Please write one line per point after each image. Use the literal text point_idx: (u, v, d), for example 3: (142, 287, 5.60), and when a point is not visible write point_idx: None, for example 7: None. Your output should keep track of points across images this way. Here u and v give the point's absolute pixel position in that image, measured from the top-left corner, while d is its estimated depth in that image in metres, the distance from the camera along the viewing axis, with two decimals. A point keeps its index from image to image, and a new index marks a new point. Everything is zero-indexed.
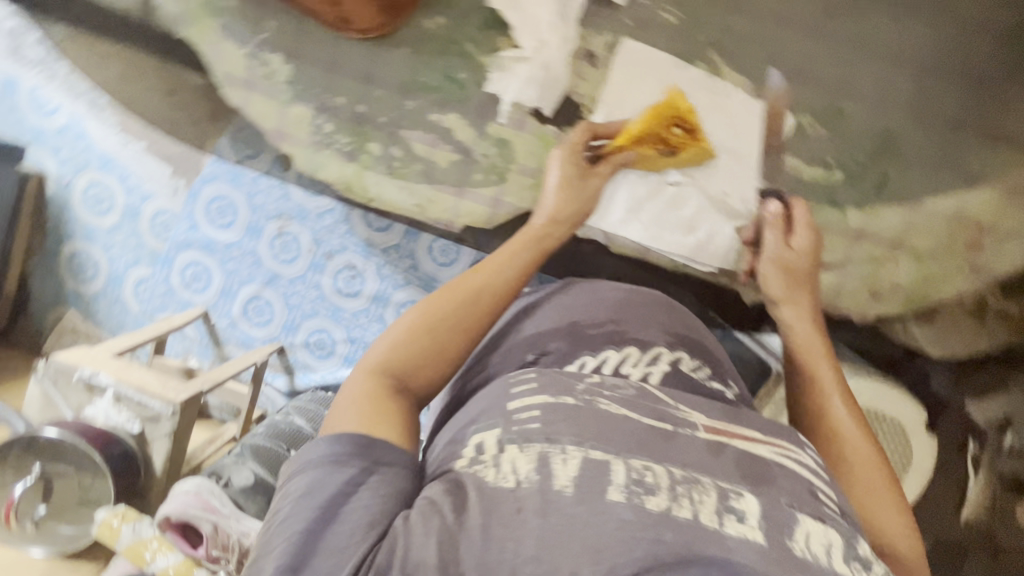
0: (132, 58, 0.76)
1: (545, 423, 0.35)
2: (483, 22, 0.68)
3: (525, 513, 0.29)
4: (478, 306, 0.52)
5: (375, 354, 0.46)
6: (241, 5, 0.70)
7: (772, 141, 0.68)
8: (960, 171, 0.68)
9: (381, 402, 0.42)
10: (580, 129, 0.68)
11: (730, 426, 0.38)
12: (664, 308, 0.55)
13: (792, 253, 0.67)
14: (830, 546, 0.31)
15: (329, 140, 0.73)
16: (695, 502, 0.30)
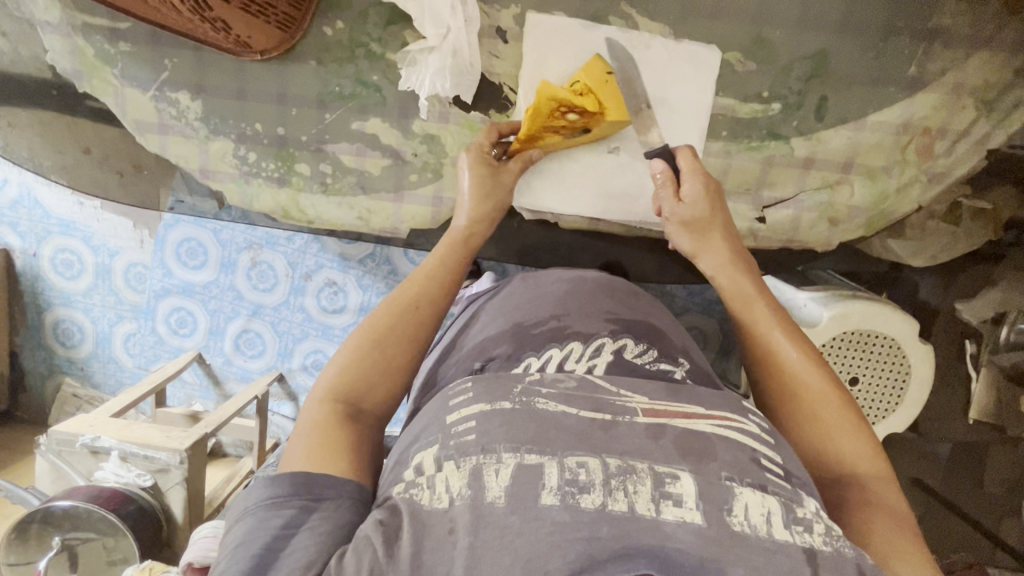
0: (35, 122, 0.72)
1: (480, 434, 0.42)
2: (383, 18, 0.65)
3: (457, 533, 0.36)
4: (421, 318, 0.59)
5: (327, 382, 0.54)
6: (132, 48, 0.68)
7: (705, 83, 0.66)
8: (900, 78, 0.65)
9: (330, 430, 0.50)
10: (486, 132, 0.66)
11: (673, 405, 0.46)
12: (609, 297, 0.65)
13: (684, 209, 0.64)
14: (769, 515, 0.37)
15: (257, 170, 0.71)
16: (629, 493, 0.37)
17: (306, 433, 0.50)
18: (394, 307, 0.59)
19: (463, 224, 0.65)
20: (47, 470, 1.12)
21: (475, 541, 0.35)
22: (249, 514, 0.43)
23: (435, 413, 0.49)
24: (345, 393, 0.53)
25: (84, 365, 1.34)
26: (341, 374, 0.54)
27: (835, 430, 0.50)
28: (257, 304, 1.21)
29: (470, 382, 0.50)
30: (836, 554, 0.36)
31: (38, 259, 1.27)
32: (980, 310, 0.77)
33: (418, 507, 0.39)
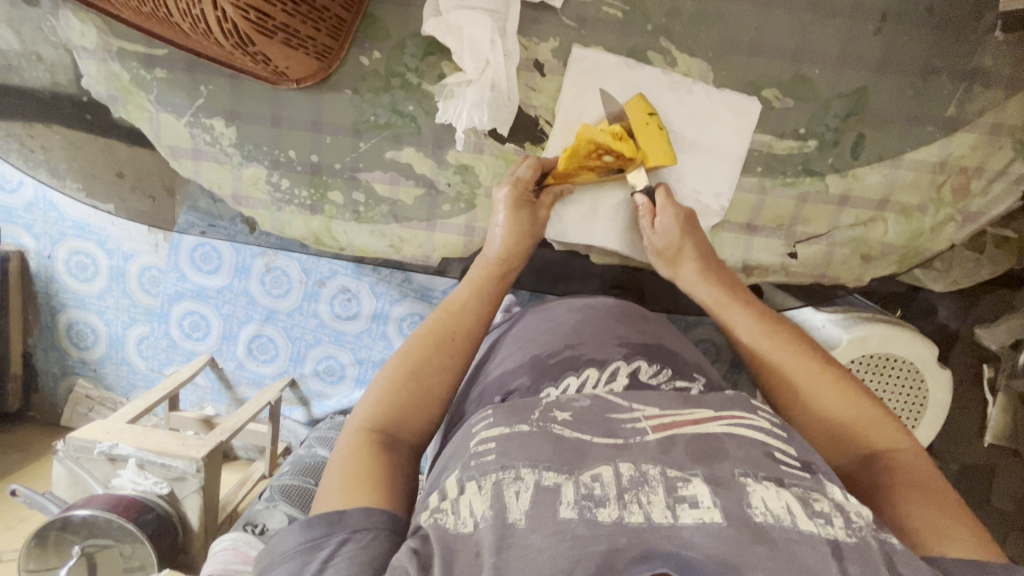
0: (68, 145, 0.72)
1: (499, 454, 0.42)
2: (421, 49, 0.65)
3: (483, 554, 0.36)
4: (457, 350, 0.58)
5: (364, 412, 0.52)
6: (168, 74, 0.67)
7: (746, 128, 0.66)
8: (939, 117, 0.65)
9: (369, 460, 0.47)
10: (527, 163, 0.66)
11: (680, 415, 0.46)
12: (619, 322, 0.66)
13: (657, 237, 0.66)
14: (787, 506, 0.38)
15: (290, 197, 0.71)
16: (644, 504, 0.38)
17: (343, 469, 0.46)
18: (434, 340, 0.57)
19: (494, 256, 0.65)
20: (64, 475, 1.13)
21: (499, 561, 0.35)
22: (289, 560, 0.41)
23: (460, 441, 0.49)
24: (381, 423, 0.51)
25: (97, 367, 1.34)
26: (380, 403, 0.52)
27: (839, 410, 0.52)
28: (270, 309, 1.21)
29: (492, 409, 0.50)
30: (861, 544, 0.36)
31: (53, 261, 1.27)
32: (999, 334, 0.88)
33: (443, 531, 0.39)
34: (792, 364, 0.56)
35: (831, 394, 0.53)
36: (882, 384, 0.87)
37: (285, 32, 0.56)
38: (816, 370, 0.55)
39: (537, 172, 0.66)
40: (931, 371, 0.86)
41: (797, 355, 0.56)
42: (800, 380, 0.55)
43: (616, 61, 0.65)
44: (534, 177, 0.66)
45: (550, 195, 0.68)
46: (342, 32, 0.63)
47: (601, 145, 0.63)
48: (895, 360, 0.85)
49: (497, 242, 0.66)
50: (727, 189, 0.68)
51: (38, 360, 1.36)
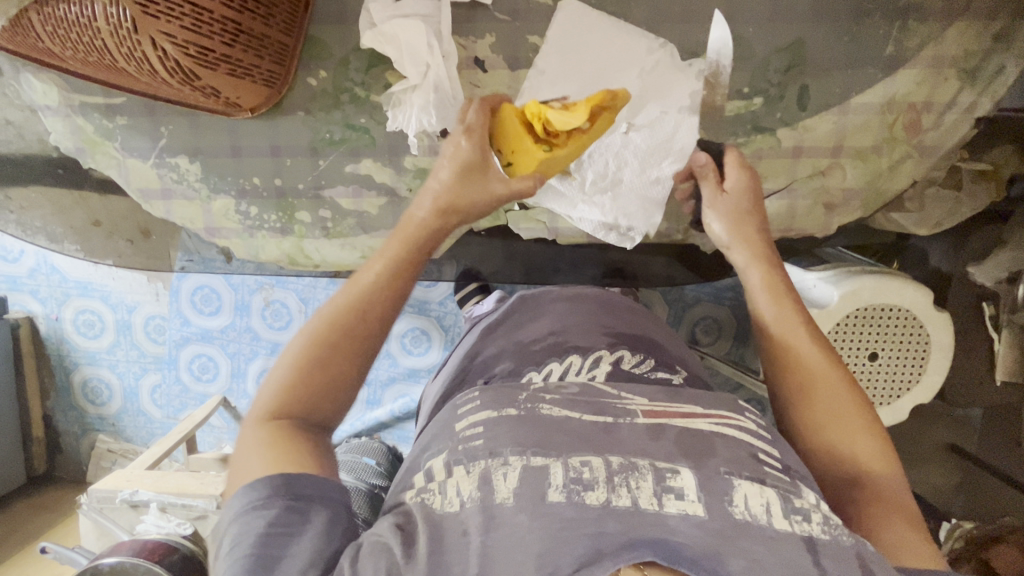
0: (49, 202, 0.76)
1: (487, 439, 0.44)
2: (364, 63, 0.67)
3: (470, 533, 0.36)
4: (358, 326, 0.53)
5: (265, 401, 0.50)
6: (129, 120, 0.70)
7: (676, 75, 0.67)
8: (878, 57, 0.65)
9: (273, 449, 0.47)
10: (475, 107, 0.64)
11: (671, 408, 0.49)
12: (604, 312, 0.67)
13: (728, 199, 0.67)
14: (766, 506, 0.38)
15: (259, 222, 0.73)
16: (632, 488, 0.38)
17: (257, 450, 0.47)
18: (361, 316, 0.53)
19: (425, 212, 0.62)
20: (91, 528, 1.15)
21: (487, 540, 0.35)
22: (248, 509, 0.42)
23: (445, 423, 0.51)
24: (286, 409, 0.50)
25: (116, 421, 1.37)
26: (286, 389, 0.50)
27: (849, 426, 0.53)
28: (274, 342, 1.24)
29: (477, 392, 0.52)
30: (834, 540, 0.36)
31: (62, 322, 1.31)
32: (992, 270, 0.90)
33: (429, 511, 0.40)
34: (820, 376, 0.56)
35: (844, 413, 0.53)
36: (881, 335, 0.88)
37: (228, 63, 0.59)
38: (841, 387, 0.55)
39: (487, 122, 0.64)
40: (929, 316, 0.86)
41: (829, 369, 0.56)
42: (824, 391, 0.55)
43: (557, 31, 0.66)
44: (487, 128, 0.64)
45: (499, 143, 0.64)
46: (286, 58, 0.65)
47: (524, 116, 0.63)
48: (891, 310, 0.86)
49: (430, 200, 0.63)
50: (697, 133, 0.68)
51: (59, 420, 1.39)
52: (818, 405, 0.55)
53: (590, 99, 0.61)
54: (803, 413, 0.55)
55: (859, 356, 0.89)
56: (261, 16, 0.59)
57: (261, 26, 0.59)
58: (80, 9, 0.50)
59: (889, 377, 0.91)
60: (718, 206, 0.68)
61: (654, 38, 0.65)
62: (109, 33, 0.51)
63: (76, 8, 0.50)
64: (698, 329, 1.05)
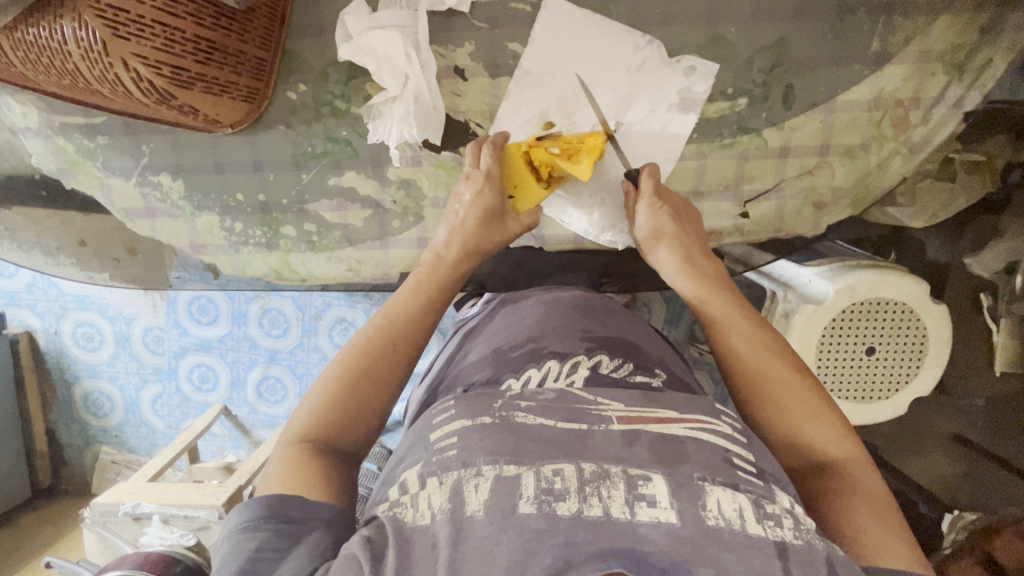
0: (36, 223, 0.76)
1: (461, 449, 0.44)
2: (343, 75, 0.66)
3: (439, 547, 0.36)
4: (397, 357, 0.58)
5: (295, 425, 0.52)
6: (111, 139, 0.70)
7: (664, 74, 0.66)
8: (863, 54, 0.64)
9: (301, 468, 0.48)
10: (488, 154, 0.63)
11: (647, 413, 0.49)
12: (584, 315, 0.67)
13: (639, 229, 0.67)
14: (739, 509, 0.38)
15: (245, 237, 0.73)
16: (604, 498, 0.38)
17: (283, 470, 0.48)
18: (396, 348, 0.58)
19: (451, 252, 0.64)
20: (95, 541, 1.15)
21: (455, 554, 0.35)
22: (241, 531, 0.43)
23: (420, 432, 0.51)
24: (312, 433, 0.52)
25: (117, 432, 1.37)
26: (318, 416, 0.53)
27: (804, 415, 0.52)
28: (272, 350, 1.24)
29: (453, 400, 0.52)
30: (807, 545, 0.36)
31: (59, 336, 1.31)
32: (989, 261, 0.89)
33: (400, 524, 0.39)
34: (769, 369, 0.55)
35: (797, 403, 0.53)
36: (878, 330, 0.87)
37: (204, 81, 0.58)
38: (791, 377, 0.55)
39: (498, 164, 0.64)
40: (926, 310, 0.86)
41: (773, 359, 0.56)
42: (776, 383, 0.54)
43: (541, 31, 0.65)
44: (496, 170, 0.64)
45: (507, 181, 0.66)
46: (264, 72, 0.64)
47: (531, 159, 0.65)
48: (887, 304, 0.85)
49: (456, 239, 0.65)
50: (684, 136, 0.68)
51: (61, 434, 1.40)
52: (771, 398, 0.54)
53: (590, 147, 0.64)
54: (756, 408, 0.55)
55: (856, 352, 0.88)
56: (236, 33, 0.58)
57: (236, 42, 0.59)
58: (49, 33, 0.50)
59: (888, 371, 0.90)
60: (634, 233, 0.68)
61: (641, 35, 0.65)
62: (80, 56, 0.51)
63: (44, 31, 0.50)
64: (697, 328, 1.06)
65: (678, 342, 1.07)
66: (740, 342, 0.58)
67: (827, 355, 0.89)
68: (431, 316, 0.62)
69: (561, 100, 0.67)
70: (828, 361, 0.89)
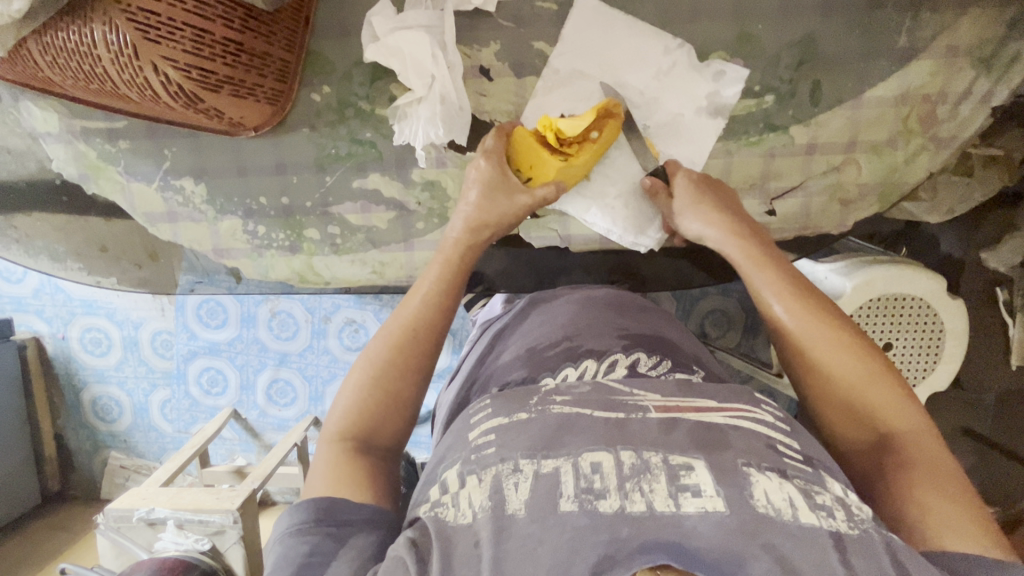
0: (55, 228, 0.75)
1: (499, 446, 0.44)
2: (368, 76, 0.66)
3: (481, 545, 0.37)
4: (422, 349, 0.58)
5: (334, 424, 0.52)
6: (132, 143, 0.69)
7: (694, 74, 0.66)
8: (891, 49, 0.64)
9: (344, 468, 0.48)
10: (492, 133, 0.65)
11: (684, 402, 0.48)
12: (617, 313, 0.66)
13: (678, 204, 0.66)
14: (789, 499, 0.38)
15: (268, 241, 0.72)
16: (646, 492, 0.38)
17: (327, 470, 0.48)
18: (418, 339, 0.58)
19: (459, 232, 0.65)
20: (109, 547, 1.14)
21: (498, 552, 0.36)
22: (288, 537, 0.43)
23: (458, 434, 0.50)
24: (353, 430, 0.52)
25: (128, 436, 1.37)
26: (353, 416, 0.53)
27: (867, 391, 0.50)
28: (282, 353, 1.24)
29: (488, 400, 0.52)
30: (863, 535, 0.37)
31: (68, 340, 1.30)
32: (1006, 256, 0.89)
33: (441, 523, 0.39)
34: (824, 344, 0.53)
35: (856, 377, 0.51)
36: (896, 326, 0.87)
37: (232, 84, 0.58)
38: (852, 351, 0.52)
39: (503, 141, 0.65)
40: (943, 305, 0.85)
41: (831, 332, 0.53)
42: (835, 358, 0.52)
43: (570, 31, 0.65)
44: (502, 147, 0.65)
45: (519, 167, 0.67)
46: (288, 74, 0.64)
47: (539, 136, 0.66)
48: (905, 299, 0.85)
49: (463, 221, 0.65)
50: (711, 137, 0.67)
51: (71, 439, 1.39)
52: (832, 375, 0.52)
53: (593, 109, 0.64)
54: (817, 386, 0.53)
55: (873, 346, 0.88)
56: (263, 35, 0.58)
57: (263, 45, 0.58)
58: (79, 36, 0.49)
59: (905, 367, 0.90)
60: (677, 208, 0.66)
61: (670, 36, 0.64)
62: (110, 59, 0.50)
63: (76, 35, 0.49)
64: (709, 325, 1.05)
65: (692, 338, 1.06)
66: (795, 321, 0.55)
67: None
68: (453, 308, 0.61)
69: (587, 102, 0.67)
70: None
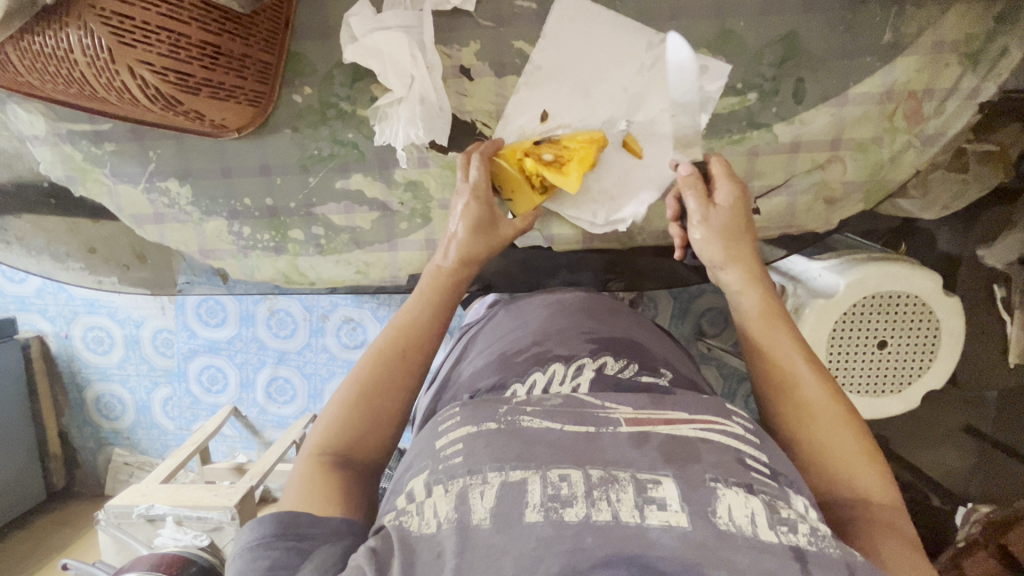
0: (45, 230, 0.76)
1: (467, 456, 0.44)
2: (349, 77, 0.66)
3: (444, 555, 0.36)
4: (408, 366, 0.58)
5: (315, 437, 0.53)
6: (118, 146, 0.70)
7: (678, 70, 0.65)
8: (876, 45, 0.63)
9: (321, 482, 0.49)
10: (476, 165, 0.64)
11: (655, 414, 0.49)
12: (589, 317, 0.67)
13: (721, 211, 0.64)
14: (752, 514, 0.38)
15: (253, 242, 0.73)
16: (612, 501, 0.38)
17: (302, 483, 0.49)
18: (404, 355, 0.58)
19: (450, 263, 0.66)
20: (110, 542, 1.15)
21: (461, 563, 0.35)
22: (253, 548, 0.42)
23: (427, 440, 0.51)
24: (332, 444, 0.52)
25: (129, 435, 1.39)
26: (336, 430, 0.53)
27: (836, 433, 0.51)
28: (280, 351, 1.25)
29: (458, 409, 0.52)
30: (822, 551, 0.36)
31: (70, 340, 1.32)
32: (1004, 253, 0.87)
33: (406, 533, 0.39)
34: (808, 383, 0.54)
35: (831, 419, 0.51)
36: (890, 324, 0.86)
37: (210, 86, 0.58)
38: (833, 398, 0.53)
39: (487, 175, 0.65)
40: (938, 302, 0.85)
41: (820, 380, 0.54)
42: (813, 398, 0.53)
43: (552, 27, 0.64)
44: (486, 182, 0.65)
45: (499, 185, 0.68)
46: (269, 76, 0.64)
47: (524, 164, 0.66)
48: (899, 297, 0.84)
49: (453, 251, 0.66)
50: (695, 134, 0.67)
51: (73, 437, 1.41)
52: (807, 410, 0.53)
53: (582, 155, 0.65)
54: (792, 420, 0.53)
55: (868, 344, 0.87)
56: (240, 37, 0.58)
57: (241, 47, 0.59)
58: (56, 41, 0.50)
59: (900, 365, 0.89)
60: (709, 220, 0.64)
61: (654, 32, 0.64)
62: (87, 63, 0.51)
63: (52, 40, 0.50)
64: (704, 321, 1.06)
65: (685, 337, 1.06)
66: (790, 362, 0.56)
67: (838, 350, 0.87)
68: (443, 326, 0.62)
69: (571, 100, 0.67)
70: (840, 356, 0.88)
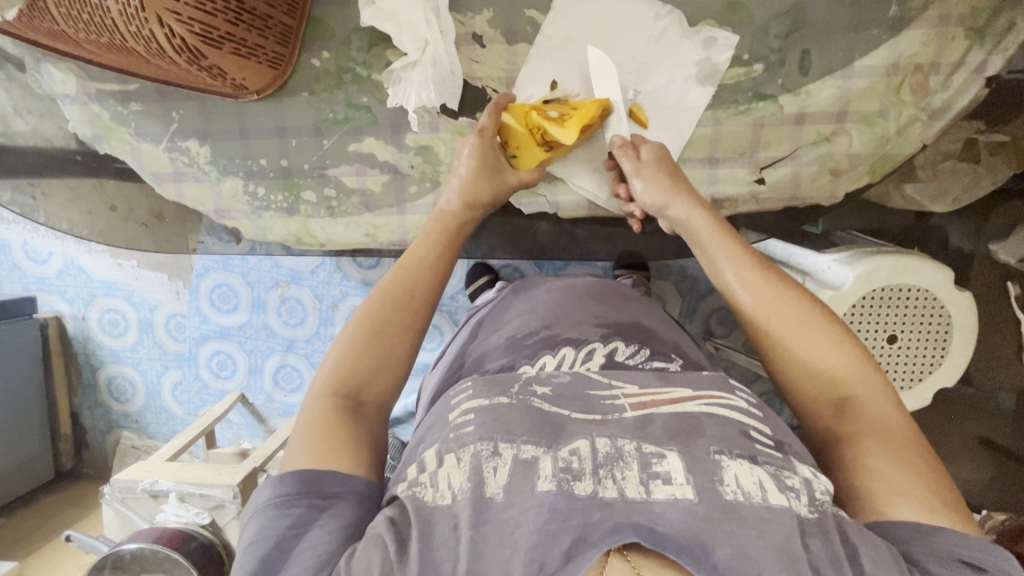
0: (70, 190, 0.78)
1: (477, 426, 0.43)
2: (365, 42, 0.69)
3: (460, 528, 0.37)
4: (417, 307, 0.59)
5: (324, 376, 0.54)
6: (143, 106, 0.73)
7: (684, 43, 0.67)
8: (881, 18, 0.64)
9: (333, 423, 0.50)
10: (488, 111, 0.67)
11: (658, 394, 0.48)
12: (598, 303, 0.67)
13: (645, 165, 0.65)
14: (759, 482, 0.39)
15: (267, 203, 0.75)
16: (618, 480, 0.38)
17: (315, 427, 0.49)
18: (402, 294, 0.59)
19: (453, 206, 0.67)
20: (113, 518, 1.13)
21: (477, 536, 0.36)
22: (272, 510, 0.44)
23: (439, 414, 0.51)
24: (344, 386, 0.53)
25: (139, 418, 1.40)
26: (344, 368, 0.54)
27: (819, 349, 0.52)
28: (290, 338, 1.27)
29: (470, 383, 0.52)
30: (820, 517, 0.38)
31: (87, 321, 1.35)
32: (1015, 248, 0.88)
33: (421, 504, 0.40)
34: (776, 311, 0.55)
35: (807, 334, 0.53)
36: (899, 317, 0.85)
37: (233, 42, 0.61)
38: (800, 311, 0.54)
39: (497, 120, 0.67)
40: (948, 296, 0.83)
41: (782, 296, 0.55)
42: (784, 326, 0.54)
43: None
44: (496, 127, 0.67)
45: (508, 145, 0.70)
46: (290, 39, 0.67)
47: (530, 121, 0.68)
48: (909, 290, 0.83)
49: (456, 192, 0.68)
50: (700, 107, 0.68)
51: (84, 419, 1.42)
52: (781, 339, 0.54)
53: (586, 115, 0.66)
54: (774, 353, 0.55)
55: (877, 339, 0.86)
56: None
57: (264, 6, 0.61)
58: None
59: (911, 359, 0.87)
60: (642, 172, 0.65)
61: (661, 4, 0.66)
62: (119, 11, 0.53)
63: None
64: (714, 321, 1.05)
65: (694, 336, 1.05)
66: (744, 291, 0.57)
67: None
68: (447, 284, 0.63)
69: (579, 70, 0.69)
70: None
